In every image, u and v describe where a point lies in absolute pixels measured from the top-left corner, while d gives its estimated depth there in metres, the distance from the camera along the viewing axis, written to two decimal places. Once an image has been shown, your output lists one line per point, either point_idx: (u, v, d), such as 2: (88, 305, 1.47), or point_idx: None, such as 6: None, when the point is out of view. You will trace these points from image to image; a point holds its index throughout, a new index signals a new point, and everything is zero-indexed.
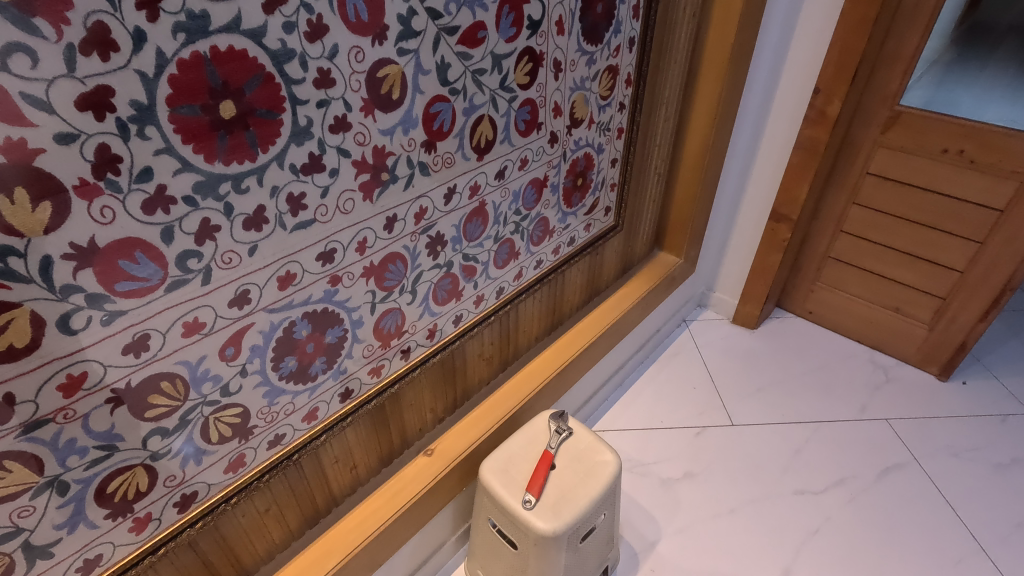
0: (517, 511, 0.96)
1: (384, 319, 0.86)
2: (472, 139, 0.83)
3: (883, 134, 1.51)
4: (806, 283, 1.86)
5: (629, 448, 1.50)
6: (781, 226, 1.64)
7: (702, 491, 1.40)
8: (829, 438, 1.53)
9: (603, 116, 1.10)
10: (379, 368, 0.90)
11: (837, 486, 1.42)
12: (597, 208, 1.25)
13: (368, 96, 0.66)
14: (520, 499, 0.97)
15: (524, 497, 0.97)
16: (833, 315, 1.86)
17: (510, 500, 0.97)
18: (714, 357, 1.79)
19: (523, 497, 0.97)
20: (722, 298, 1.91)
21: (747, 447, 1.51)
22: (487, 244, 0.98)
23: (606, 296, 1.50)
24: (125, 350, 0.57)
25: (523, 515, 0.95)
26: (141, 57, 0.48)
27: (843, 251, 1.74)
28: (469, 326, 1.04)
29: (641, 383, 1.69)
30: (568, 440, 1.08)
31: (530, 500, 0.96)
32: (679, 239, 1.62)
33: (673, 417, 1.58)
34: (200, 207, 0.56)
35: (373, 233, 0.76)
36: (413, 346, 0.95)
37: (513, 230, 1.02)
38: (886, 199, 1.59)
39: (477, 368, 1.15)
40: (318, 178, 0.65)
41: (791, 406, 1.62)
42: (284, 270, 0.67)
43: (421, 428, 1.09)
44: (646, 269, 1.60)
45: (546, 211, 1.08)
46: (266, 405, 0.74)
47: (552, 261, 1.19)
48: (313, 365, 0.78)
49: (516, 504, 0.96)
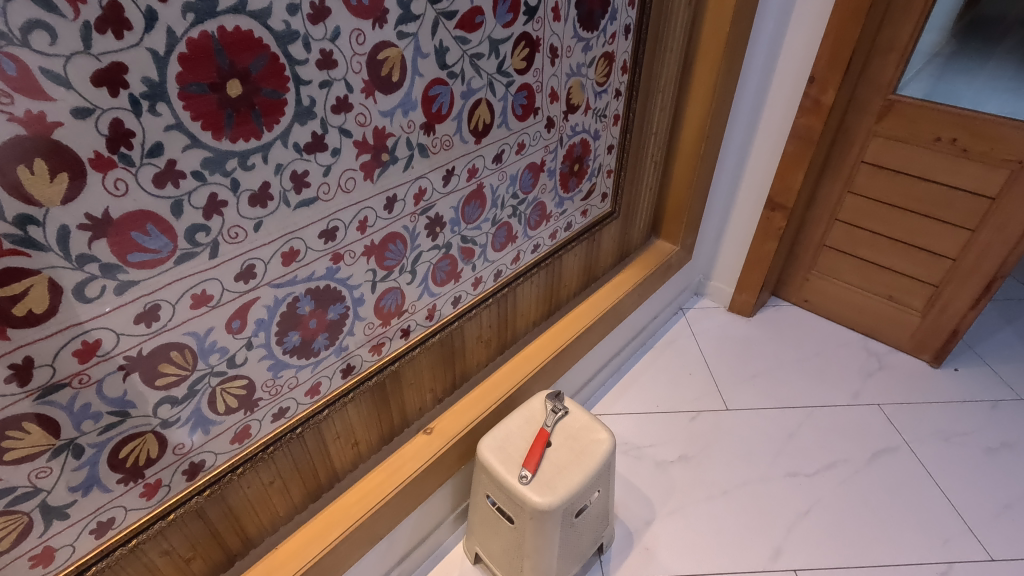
0: (514, 487, 0.98)
1: (384, 298, 0.88)
2: (470, 122, 0.86)
3: (878, 122, 1.53)
4: (801, 272, 1.89)
5: (625, 431, 1.53)
6: (777, 214, 1.67)
7: (698, 473, 1.43)
8: (823, 423, 1.56)
9: (600, 103, 1.12)
10: (379, 347, 0.93)
11: (829, 468, 1.45)
12: (593, 194, 1.27)
13: (369, 77, 0.69)
14: (518, 475, 0.99)
15: (521, 473, 0.99)
16: (828, 303, 1.88)
17: (508, 475, 1.00)
18: (710, 344, 1.82)
19: (521, 472, 0.99)
20: (718, 286, 1.94)
21: (740, 431, 1.53)
22: (485, 227, 1.00)
23: (603, 283, 1.52)
24: (137, 319, 0.59)
25: (520, 491, 0.97)
26: (152, 36, 0.50)
27: (838, 239, 1.76)
28: (468, 308, 1.07)
29: (638, 368, 1.71)
30: (563, 419, 1.11)
31: (528, 475, 0.99)
32: (675, 227, 1.64)
33: (669, 402, 1.61)
34: (208, 182, 0.59)
35: (374, 213, 0.78)
36: (412, 327, 0.97)
37: (510, 214, 1.05)
38: (880, 187, 1.62)
39: (475, 349, 1.17)
40: (320, 157, 0.68)
41: (786, 391, 1.65)
42: (288, 246, 0.70)
43: (420, 408, 1.11)
44: (643, 257, 1.62)
45: (543, 195, 1.11)
46: (271, 378, 0.77)
47: (550, 246, 1.22)
48: (315, 341, 0.80)
49: (513, 480, 0.99)
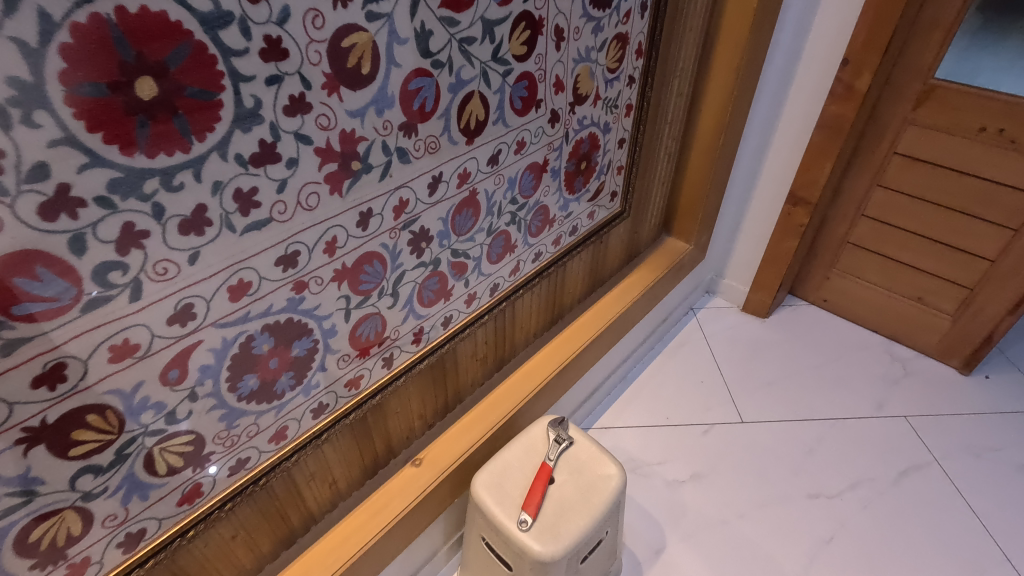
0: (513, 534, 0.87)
1: (362, 326, 0.76)
2: (460, 120, 0.72)
3: (915, 110, 1.39)
4: (822, 270, 1.76)
5: (631, 447, 1.41)
6: (799, 210, 1.53)
7: (711, 494, 1.32)
8: (845, 437, 1.45)
9: (611, 92, 0.98)
10: (357, 380, 0.81)
11: (853, 489, 1.34)
12: (602, 193, 1.14)
13: (331, 70, 0.55)
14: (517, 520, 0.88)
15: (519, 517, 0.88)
16: (850, 303, 1.76)
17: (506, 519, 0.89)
18: (723, 349, 1.70)
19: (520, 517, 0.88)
20: (732, 285, 1.81)
21: (756, 446, 1.42)
22: (479, 238, 0.88)
23: (609, 287, 1.40)
24: (35, 382, 0.47)
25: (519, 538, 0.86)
26: (18, 21, 0.37)
27: (863, 236, 1.63)
28: (459, 328, 0.95)
29: (645, 376, 1.60)
30: (568, 450, 0.99)
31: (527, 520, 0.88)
32: (689, 224, 1.51)
33: (680, 414, 1.50)
34: (119, 209, 0.46)
35: (344, 231, 0.66)
36: (396, 353, 0.85)
37: (508, 221, 0.92)
38: (913, 181, 1.48)
39: (469, 369, 1.05)
40: (272, 170, 0.55)
41: (804, 401, 1.54)
42: (236, 278, 0.57)
43: (408, 437, 1.00)
44: (653, 257, 1.50)
45: (546, 198, 0.97)
46: (224, 429, 0.65)
47: (553, 253, 1.09)
48: (278, 382, 0.68)
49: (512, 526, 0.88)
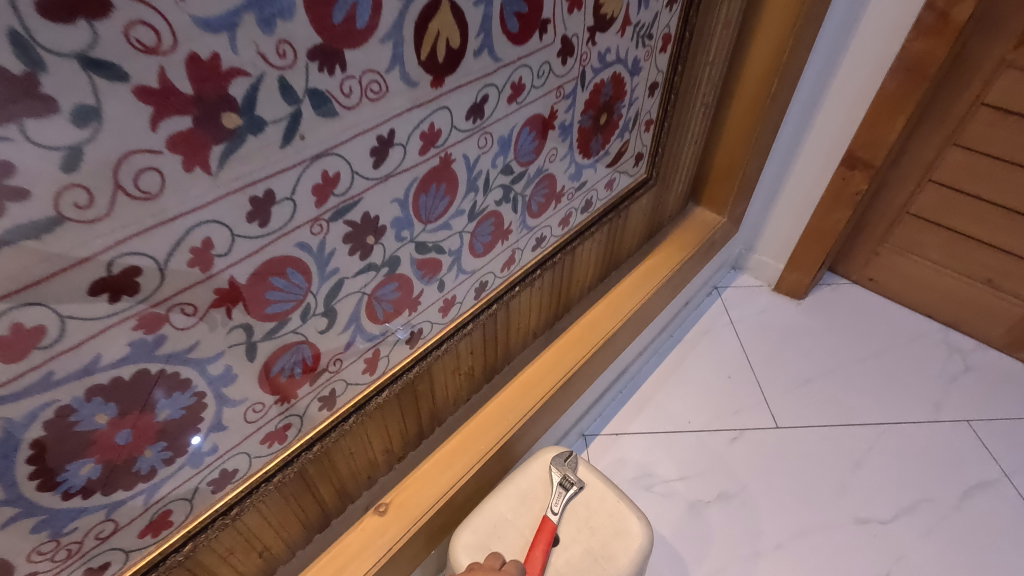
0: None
1: (278, 362, 0.51)
2: (421, 46, 0.46)
3: (1016, 49, 1.10)
4: (870, 245, 1.50)
5: (648, 459, 1.20)
6: (856, 175, 1.26)
7: (742, 519, 1.11)
8: (898, 446, 1.23)
9: (645, 14, 0.70)
10: (283, 431, 0.57)
11: (909, 512, 1.13)
12: (624, 156, 0.87)
13: None
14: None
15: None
16: (901, 284, 1.51)
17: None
18: (753, 337, 1.46)
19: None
20: (763, 261, 1.56)
21: (795, 458, 1.21)
22: (457, 224, 0.62)
23: (627, 271, 1.14)
24: None
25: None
26: None
27: (927, 206, 1.37)
28: (433, 344, 0.70)
29: (664, 370, 1.37)
30: (577, 496, 0.77)
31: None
32: (723, 192, 1.24)
33: (704, 418, 1.27)
34: None
35: (226, 231, 0.40)
36: (340, 388, 0.61)
37: (499, 199, 0.66)
38: (1000, 140, 1.20)
39: (450, 388, 0.82)
40: (38, 128, 0.29)
41: (849, 402, 1.31)
42: (9, 323, 0.33)
43: (369, 477, 0.78)
44: (678, 233, 1.24)
45: (552, 166, 0.71)
46: (49, 539, 0.42)
47: (560, 236, 0.83)
48: (140, 460, 0.44)
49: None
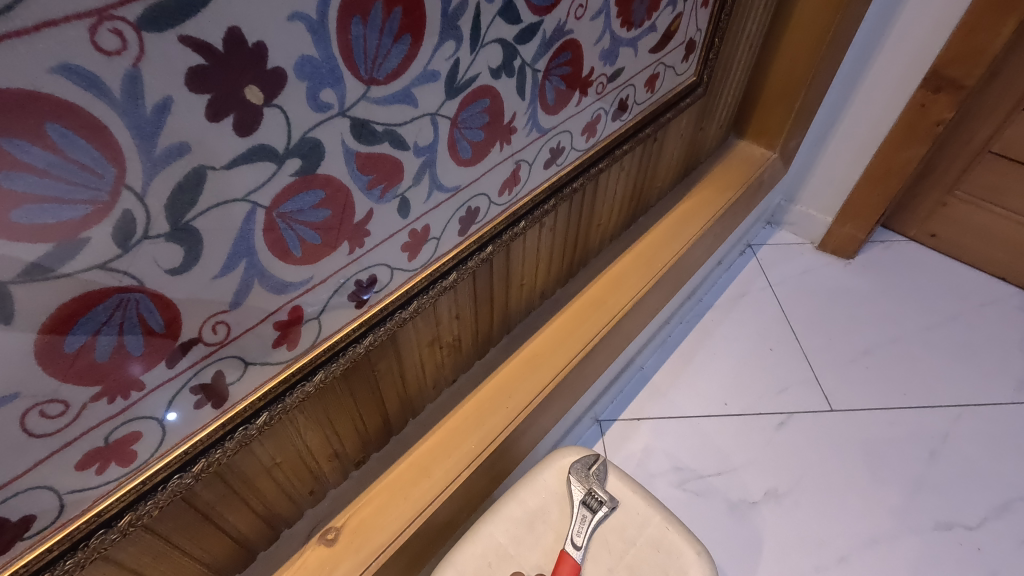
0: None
1: (81, 326, 0.27)
2: None
3: None
4: (936, 194, 1.26)
5: (676, 449, 0.98)
6: (939, 99, 1.01)
7: (795, 524, 0.90)
8: (979, 433, 1.02)
9: None
10: (126, 446, 0.33)
11: (1000, 514, 0.92)
12: (673, 40, 0.61)
13: None
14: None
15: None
16: (971, 240, 1.28)
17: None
18: (797, 302, 1.23)
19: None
20: (807, 213, 1.31)
21: (856, 448, 0.99)
22: (425, 100, 0.37)
23: (657, 216, 0.90)
24: None
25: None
26: None
27: (1016, 143, 1.12)
28: (397, 301, 0.46)
29: (693, 341, 1.13)
30: (608, 519, 0.55)
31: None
32: (775, 119, 0.99)
33: (743, 399, 1.05)
34: None
35: None
36: (235, 371, 0.37)
37: (495, 68, 0.41)
38: None
39: (426, 366, 0.58)
40: None
41: (917, 379, 1.09)
42: None
43: (311, 493, 0.55)
44: (719, 171, 0.99)
45: (577, 27, 0.46)
46: None
47: (582, 153, 0.59)
48: None
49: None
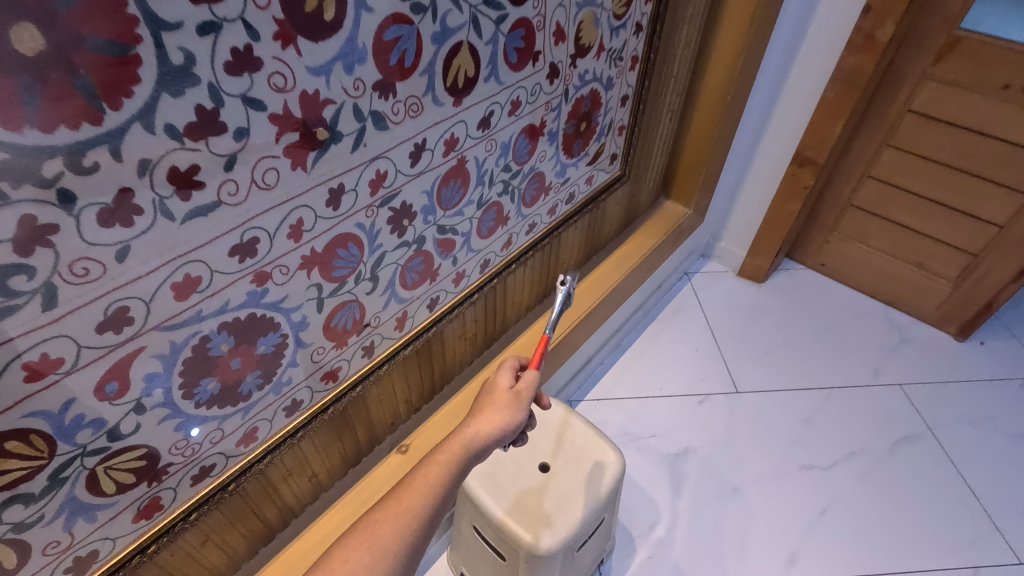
0: (459, 474, 0.61)
1: (337, 316, 0.67)
2: (446, 77, 0.62)
3: (935, 64, 1.29)
4: (822, 233, 1.69)
5: (625, 420, 1.38)
6: (805, 171, 1.45)
7: (705, 468, 1.29)
8: (840, 407, 1.42)
9: (616, 42, 0.87)
10: (335, 373, 0.73)
11: (847, 460, 1.32)
12: (602, 155, 1.04)
13: (284, 15, 0.44)
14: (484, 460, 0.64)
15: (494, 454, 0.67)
16: (849, 268, 1.70)
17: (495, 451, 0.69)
18: (719, 315, 1.64)
19: (469, 451, 0.62)
20: (729, 249, 1.73)
21: (751, 417, 1.39)
22: (468, 212, 0.78)
23: (606, 255, 1.31)
24: None
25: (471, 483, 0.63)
26: None
27: (868, 199, 1.56)
28: (448, 309, 0.87)
29: (639, 345, 1.54)
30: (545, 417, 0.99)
31: (485, 452, 0.64)
32: (689, 186, 1.41)
33: (674, 385, 1.45)
34: (12, 200, 0.36)
35: (312, 212, 0.56)
36: (377, 341, 0.77)
37: (500, 191, 0.82)
38: (925, 140, 1.40)
39: (457, 349, 0.98)
40: (214, 143, 0.44)
41: (801, 369, 1.50)
42: (181, 274, 0.48)
43: (393, 423, 0.93)
44: (651, 222, 1.41)
45: (542, 164, 0.88)
46: (182, 438, 0.58)
47: (549, 223, 1.00)
48: (243, 383, 0.60)
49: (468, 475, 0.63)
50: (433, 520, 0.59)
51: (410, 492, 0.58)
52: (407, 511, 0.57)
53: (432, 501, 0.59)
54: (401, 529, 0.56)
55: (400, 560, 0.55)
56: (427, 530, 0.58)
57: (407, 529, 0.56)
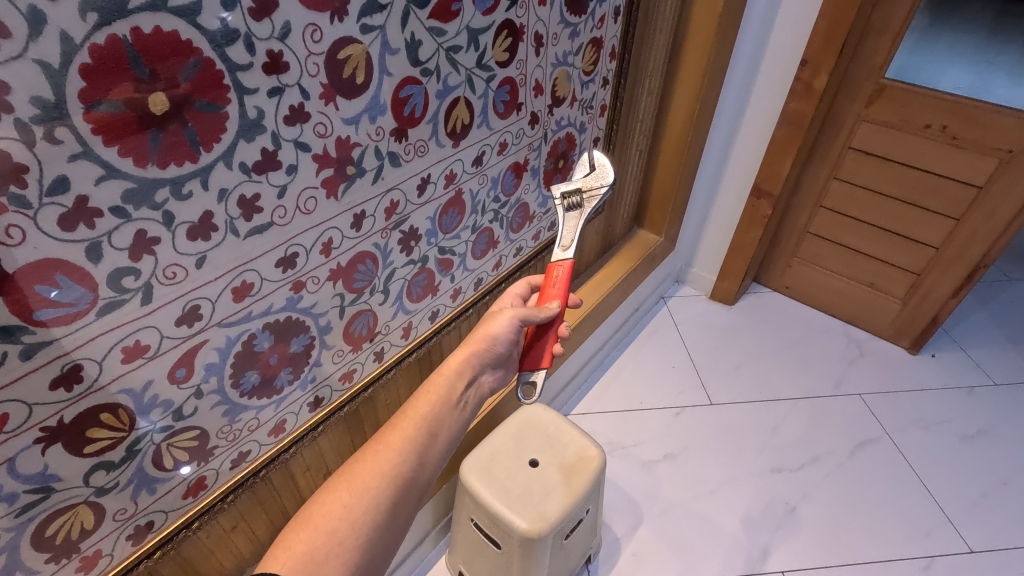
0: (429, 418, 0.70)
1: (355, 323, 0.79)
2: (447, 124, 0.76)
3: (867, 108, 1.48)
4: (784, 258, 1.85)
5: (609, 430, 1.49)
6: (762, 202, 1.61)
7: (683, 473, 1.40)
8: (806, 414, 1.55)
9: (587, 93, 1.03)
10: (350, 374, 0.84)
11: (813, 462, 1.44)
12: None
13: (328, 80, 0.58)
14: (466, 378, 0.76)
15: (479, 373, 0.78)
16: (810, 290, 1.86)
17: (483, 376, 0.79)
18: (693, 334, 1.77)
19: (443, 385, 0.73)
20: (700, 274, 1.88)
21: (725, 426, 1.51)
22: (464, 235, 0.91)
23: (586, 278, 1.45)
24: (54, 384, 0.50)
25: (448, 426, 0.71)
26: (41, 44, 0.39)
27: (822, 226, 1.73)
28: (446, 321, 0.99)
29: (621, 363, 1.66)
30: (538, 420, 1.10)
31: (462, 377, 0.76)
32: (660, 216, 1.57)
33: (654, 398, 1.57)
34: (132, 218, 0.48)
35: (340, 233, 0.69)
36: (386, 348, 0.89)
37: (491, 219, 0.96)
38: (865, 173, 1.58)
39: None
40: (273, 177, 0.57)
41: (769, 382, 1.63)
42: (240, 280, 0.60)
43: None
44: (627, 249, 1.56)
45: (526, 196, 1.02)
46: (227, 424, 0.68)
47: (533, 247, 1.14)
48: (278, 377, 0.72)
49: (445, 415, 0.72)
50: (412, 454, 0.66)
51: (388, 433, 0.67)
52: (383, 449, 0.65)
53: (407, 440, 0.67)
54: (379, 463, 0.64)
55: (381, 490, 0.62)
56: (406, 464, 0.65)
57: (386, 463, 0.64)
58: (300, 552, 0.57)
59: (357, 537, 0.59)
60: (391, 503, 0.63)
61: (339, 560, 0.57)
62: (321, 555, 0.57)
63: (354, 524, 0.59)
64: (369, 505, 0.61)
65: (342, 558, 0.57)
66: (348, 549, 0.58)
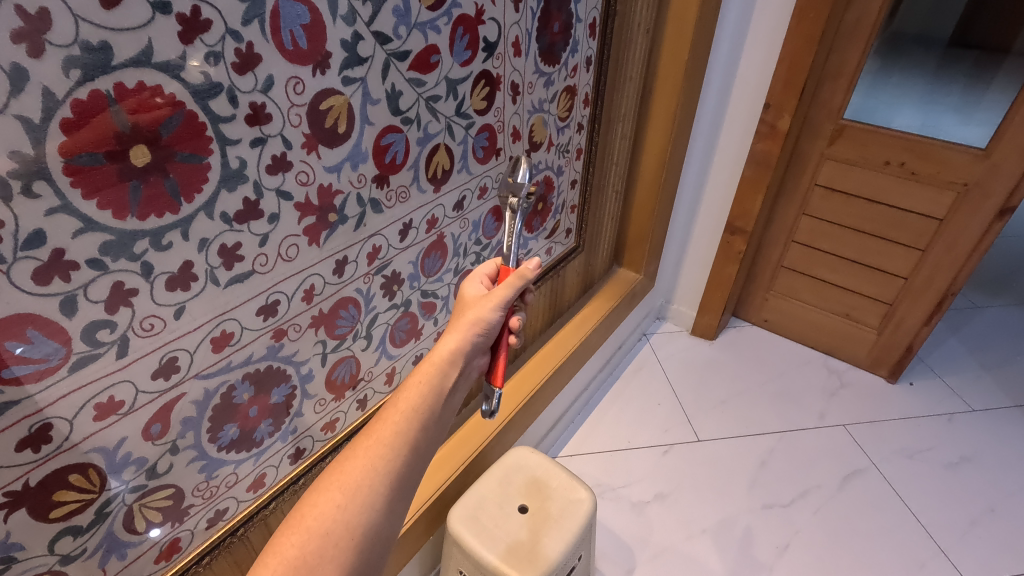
0: (422, 410, 0.59)
1: (337, 370, 0.78)
2: (428, 170, 0.77)
3: (829, 146, 1.55)
4: (760, 292, 1.89)
5: (597, 472, 1.46)
6: (737, 238, 1.65)
7: (674, 513, 1.38)
8: (792, 448, 1.54)
9: (563, 138, 1.06)
10: (333, 423, 0.82)
11: (803, 497, 1.42)
12: (557, 230, 1.21)
13: (310, 131, 0.59)
14: (460, 367, 0.64)
15: (472, 360, 0.68)
16: (788, 323, 1.88)
17: (477, 363, 0.68)
18: (677, 371, 1.78)
19: (435, 373, 0.63)
20: (681, 310, 1.90)
21: (713, 463, 1.50)
22: (446, 278, 0.92)
23: (568, 318, 1.46)
24: (21, 445, 0.47)
25: (440, 420, 0.60)
26: (22, 100, 0.39)
27: (795, 260, 1.78)
28: None
29: (606, 403, 1.65)
30: (527, 464, 1.08)
31: (455, 365, 0.65)
32: (638, 255, 1.59)
33: (641, 437, 1.55)
34: (110, 270, 0.48)
35: (321, 279, 0.68)
36: (369, 395, 0.87)
37: (473, 261, 0.97)
38: (833, 209, 1.64)
39: None
40: (254, 226, 0.57)
41: (754, 416, 1.63)
42: (219, 329, 0.59)
43: None
44: (608, 287, 1.58)
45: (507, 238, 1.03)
46: (203, 481, 0.66)
47: None
48: (257, 430, 0.69)
49: (440, 403, 0.61)
50: (408, 450, 0.57)
51: (379, 426, 0.57)
52: (373, 446, 0.56)
53: (402, 434, 0.57)
54: (372, 461, 0.55)
55: (376, 488, 0.55)
56: (399, 459, 0.56)
57: (379, 460, 0.56)
58: (291, 558, 0.51)
59: (353, 539, 0.53)
60: (387, 501, 0.55)
61: (334, 565, 0.52)
62: (316, 559, 0.51)
63: (349, 525, 0.53)
64: (366, 506, 0.54)
65: (338, 560, 0.52)
66: (345, 552, 0.52)
